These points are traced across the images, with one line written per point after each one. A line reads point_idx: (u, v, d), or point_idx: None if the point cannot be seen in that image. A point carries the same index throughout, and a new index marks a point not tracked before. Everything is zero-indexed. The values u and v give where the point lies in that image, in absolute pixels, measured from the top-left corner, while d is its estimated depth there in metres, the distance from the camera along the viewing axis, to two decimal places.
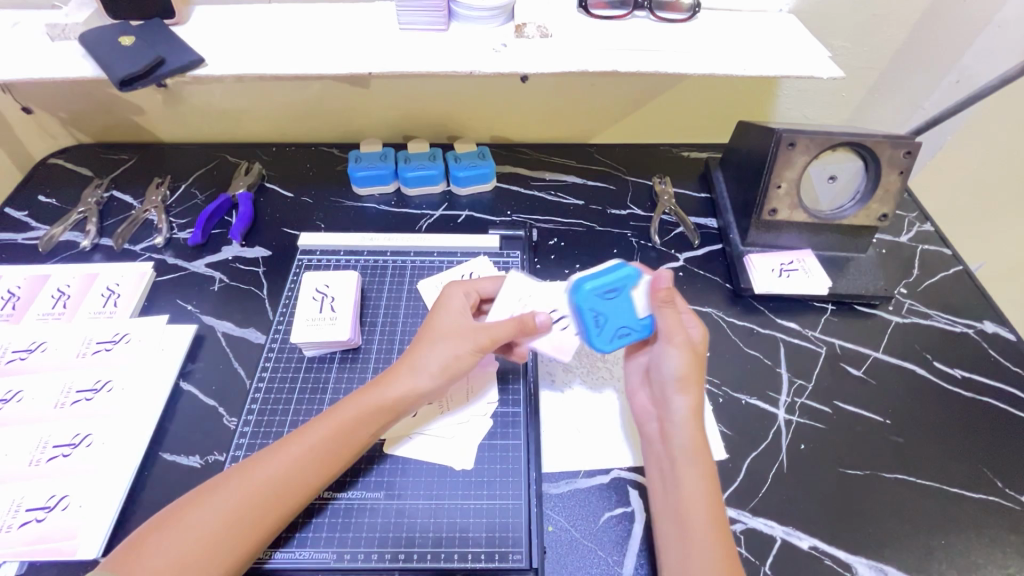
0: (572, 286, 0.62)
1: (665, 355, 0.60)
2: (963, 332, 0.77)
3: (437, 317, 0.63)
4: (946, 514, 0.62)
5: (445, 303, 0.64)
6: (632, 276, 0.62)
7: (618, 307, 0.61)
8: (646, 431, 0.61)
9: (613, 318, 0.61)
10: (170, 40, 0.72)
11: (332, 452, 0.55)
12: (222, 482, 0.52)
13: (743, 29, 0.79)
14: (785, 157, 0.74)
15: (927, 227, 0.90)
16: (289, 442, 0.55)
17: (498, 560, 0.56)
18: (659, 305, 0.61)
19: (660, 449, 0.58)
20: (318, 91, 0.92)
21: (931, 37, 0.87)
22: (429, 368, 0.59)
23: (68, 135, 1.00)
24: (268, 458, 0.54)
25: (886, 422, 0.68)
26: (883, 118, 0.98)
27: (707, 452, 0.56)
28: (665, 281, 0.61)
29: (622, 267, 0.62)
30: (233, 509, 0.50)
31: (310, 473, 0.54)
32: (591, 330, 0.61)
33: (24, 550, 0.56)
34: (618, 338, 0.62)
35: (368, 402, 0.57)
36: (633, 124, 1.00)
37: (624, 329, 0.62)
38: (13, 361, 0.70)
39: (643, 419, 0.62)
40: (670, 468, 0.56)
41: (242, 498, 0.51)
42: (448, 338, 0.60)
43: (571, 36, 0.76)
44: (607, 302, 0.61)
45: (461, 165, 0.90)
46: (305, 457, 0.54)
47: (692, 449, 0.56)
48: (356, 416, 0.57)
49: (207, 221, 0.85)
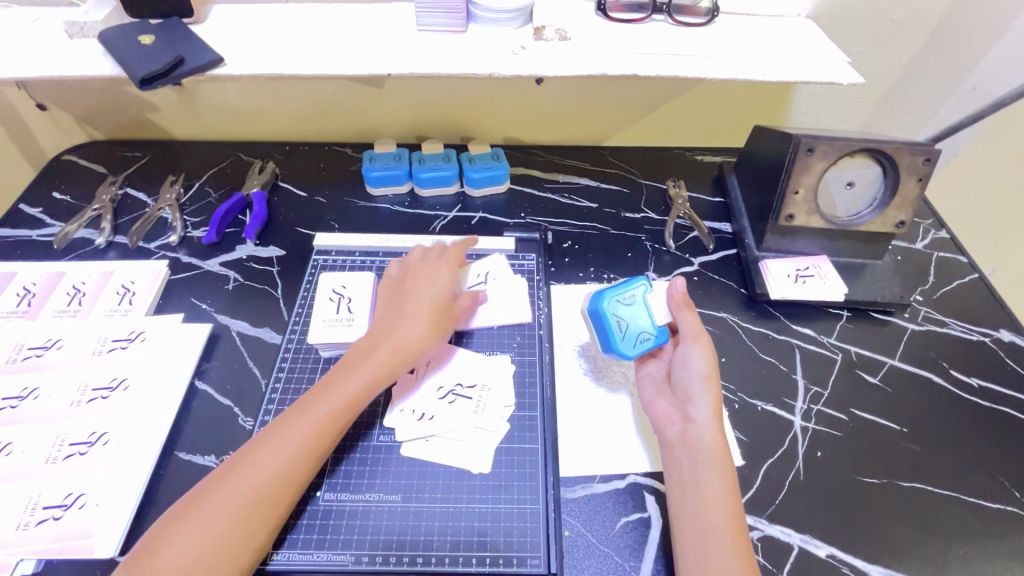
0: (596, 296, 0.68)
1: (692, 356, 0.62)
2: (979, 341, 0.76)
3: (416, 291, 0.66)
4: (964, 523, 0.61)
5: (429, 277, 0.68)
6: (647, 287, 0.68)
7: (638, 314, 0.66)
8: (663, 434, 0.60)
9: (633, 324, 0.66)
10: (190, 39, 0.72)
11: (339, 420, 0.57)
12: (238, 463, 0.53)
13: (761, 34, 0.79)
14: (802, 163, 0.73)
15: (943, 234, 0.90)
16: (297, 415, 0.56)
17: (515, 564, 0.56)
18: (676, 308, 0.65)
19: (682, 450, 0.58)
20: (333, 91, 0.92)
21: (949, 44, 0.87)
22: (422, 332, 0.63)
23: (82, 132, 1.00)
24: (280, 435, 0.55)
25: (902, 430, 0.68)
26: (898, 124, 0.98)
27: (728, 455, 0.57)
28: (679, 287, 0.66)
29: (640, 278, 0.68)
30: (252, 496, 0.51)
31: (321, 441, 0.56)
32: (614, 335, 0.65)
33: (40, 548, 0.56)
34: (639, 343, 0.65)
35: (370, 369, 0.60)
36: (647, 127, 0.99)
37: (644, 334, 0.65)
38: (29, 357, 0.70)
39: (662, 423, 0.61)
40: (690, 469, 0.56)
41: (258, 482, 0.52)
42: (428, 307, 0.64)
43: (589, 39, 0.76)
44: (626, 309, 0.66)
45: (475, 167, 0.90)
46: (313, 428, 0.56)
47: (715, 450, 0.56)
48: (360, 381, 0.59)
49: (221, 220, 0.85)
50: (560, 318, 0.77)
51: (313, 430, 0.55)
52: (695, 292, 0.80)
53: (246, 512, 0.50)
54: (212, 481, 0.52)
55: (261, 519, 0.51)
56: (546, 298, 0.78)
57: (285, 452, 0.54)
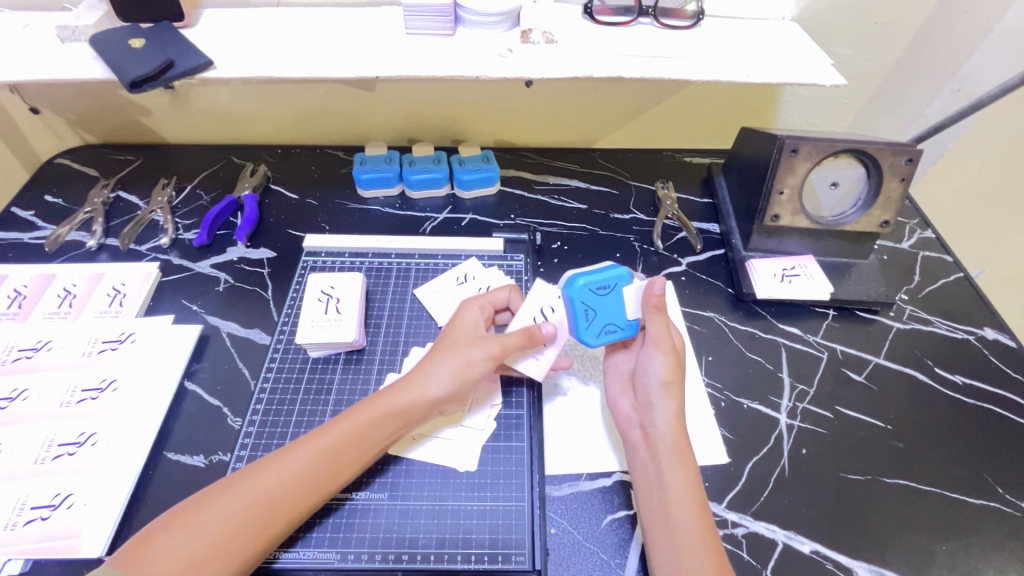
0: (569, 277, 0.63)
1: (652, 361, 0.61)
2: (964, 339, 0.77)
3: (449, 330, 0.63)
4: (947, 519, 0.62)
5: (457, 316, 0.65)
6: (625, 277, 0.63)
7: (609, 304, 0.63)
8: (626, 435, 0.61)
9: (602, 315, 0.63)
10: (179, 42, 0.73)
11: (346, 457, 0.56)
12: (244, 474, 0.53)
13: (746, 37, 0.80)
14: (787, 163, 0.74)
15: (929, 233, 0.91)
16: (305, 444, 0.55)
17: (501, 561, 0.57)
18: (651, 311, 0.61)
19: (645, 452, 0.58)
20: (323, 94, 0.93)
21: (932, 45, 0.88)
22: (445, 377, 0.59)
23: (76, 136, 1.00)
24: (287, 457, 0.54)
25: (887, 427, 0.69)
26: (884, 125, 0.99)
27: (689, 456, 0.57)
28: (658, 289, 0.61)
29: (618, 267, 0.63)
30: (254, 505, 0.51)
31: (327, 474, 0.55)
32: (579, 324, 0.63)
33: (28, 548, 0.56)
34: (604, 334, 0.63)
35: (382, 407, 0.58)
36: (636, 129, 1.00)
37: (610, 326, 0.63)
38: (19, 359, 0.70)
39: (625, 423, 0.62)
40: (653, 472, 0.57)
41: (262, 496, 0.52)
42: (461, 346, 0.61)
43: (575, 41, 0.77)
44: (599, 297, 0.62)
45: (465, 169, 0.91)
46: (324, 459, 0.55)
47: (676, 452, 0.57)
48: (371, 418, 0.57)
49: (212, 222, 0.86)
50: None
51: (320, 461, 0.54)
52: (683, 292, 0.81)
53: (245, 521, 0.50)
54: (216, 488, 0.52)
55: (259, 533, 0.51)
56: None
57: (292, 473, 0.53)
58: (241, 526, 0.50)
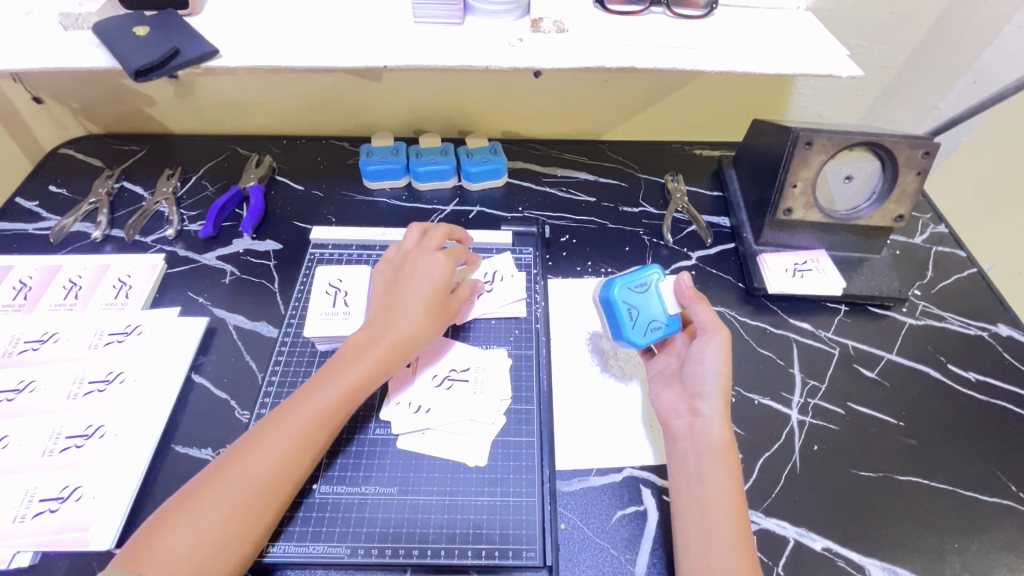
0: (605, 283, 0.67)
1: (707, 352, 0.60)
2: (977, 335, 0.76)
3: (414, 279, 0.65)
4: (959, 516, 0.61)
5: (421, 264, 0.67)
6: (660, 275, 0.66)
7: (647, 302, 0.65)
8: (669, 428, 0.61)
9: (644, 312, 0.65)
10: (184, 30, 0.71)
11: (328, 421, 0.56)
12: (235, 454, 0.53)
13: (761, 27, 0.78)
14: (802, 157, 0.73)
15: (941, 228, 0.89)
16: (282, 416, 0.55)
17: (511, 557, 0.56)
18: (690, 302, 0.63)
19: (688, 444, 0.58)
20: (329, 84, 0.91)
21: (950, 36, 0.86)
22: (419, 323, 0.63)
23: (79, 126, 0.99)
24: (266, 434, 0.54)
25: (900, 424, 0.68)
26: (897, 118, 0.97)
27: (735, 449, 0.56)
28: (687, 281, 0.64)
29: (651, 265, 0.67)
30: (237, 495, 0.50)
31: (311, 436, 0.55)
32: (624, 325, 0.64)
33: (36, 541, 0.56)
34: (650, 332, 0.64)
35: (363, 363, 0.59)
36: (646, 121, 0.99)
37: (655, 322, 0.64)
38: (25, 351, 0.70)
39: (669, 415, 0.62)
40: (694, 461, 0.56)
41: (242, 487, 0.51)
42: (422, 296, 0.64)
43: (588, 30, 0.75)
44: (637, 296, 0.65)
45: (473, 160, 0.90)
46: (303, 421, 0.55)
47: (722, 445, 0.56)
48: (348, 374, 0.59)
49: (219, 213, 0.85)
50: (557, 310, 0.77)
51: (308, 425, 0.55)
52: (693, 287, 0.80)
53: (242, 503, 0.50)
54: (216, 464, 0.52)
55: (253, 515, 0.51)
56: (544, 292, 0.78)
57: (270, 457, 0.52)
58: (235, 508, 0.50)
